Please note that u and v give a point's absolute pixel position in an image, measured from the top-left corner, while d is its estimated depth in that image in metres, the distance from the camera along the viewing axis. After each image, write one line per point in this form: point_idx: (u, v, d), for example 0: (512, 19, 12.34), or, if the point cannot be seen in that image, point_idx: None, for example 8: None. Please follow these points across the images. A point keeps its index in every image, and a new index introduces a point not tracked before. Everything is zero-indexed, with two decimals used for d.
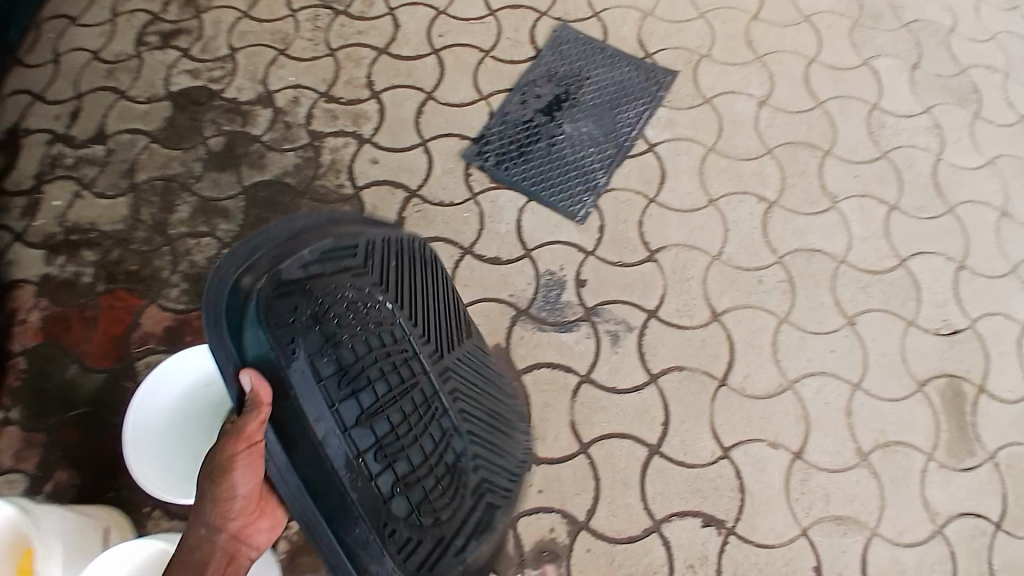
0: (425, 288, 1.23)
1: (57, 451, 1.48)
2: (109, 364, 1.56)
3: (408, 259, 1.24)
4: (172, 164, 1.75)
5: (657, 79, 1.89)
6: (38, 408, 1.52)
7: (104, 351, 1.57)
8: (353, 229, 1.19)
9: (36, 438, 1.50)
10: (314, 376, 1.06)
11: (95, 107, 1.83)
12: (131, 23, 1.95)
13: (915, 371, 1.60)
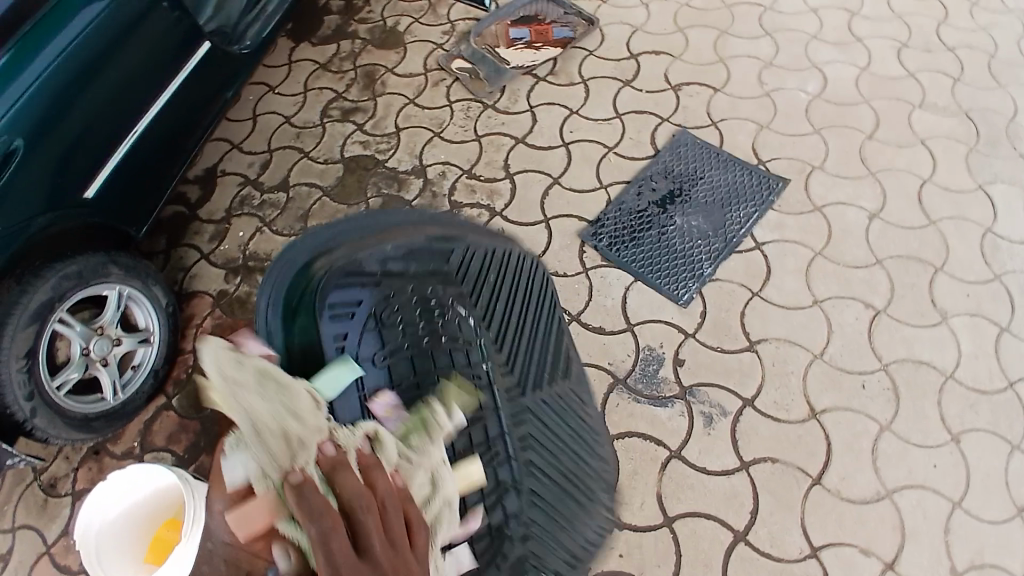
0: (512, 321, 1.15)
1: (208, 440, 1.75)
2: None
3: (501, 280, 1.18)
4: (337, 216, 2.09)
5: (770, 184, 2.02)
6: (200, 399, 1.81)
7: None
8: (454, 233, 1.17)
9: (192, 425, 1.78)
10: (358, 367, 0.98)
11: (283, 162, 2.23)
12: (320, 98, 2.39)
13: (1018, 497, 1.53)
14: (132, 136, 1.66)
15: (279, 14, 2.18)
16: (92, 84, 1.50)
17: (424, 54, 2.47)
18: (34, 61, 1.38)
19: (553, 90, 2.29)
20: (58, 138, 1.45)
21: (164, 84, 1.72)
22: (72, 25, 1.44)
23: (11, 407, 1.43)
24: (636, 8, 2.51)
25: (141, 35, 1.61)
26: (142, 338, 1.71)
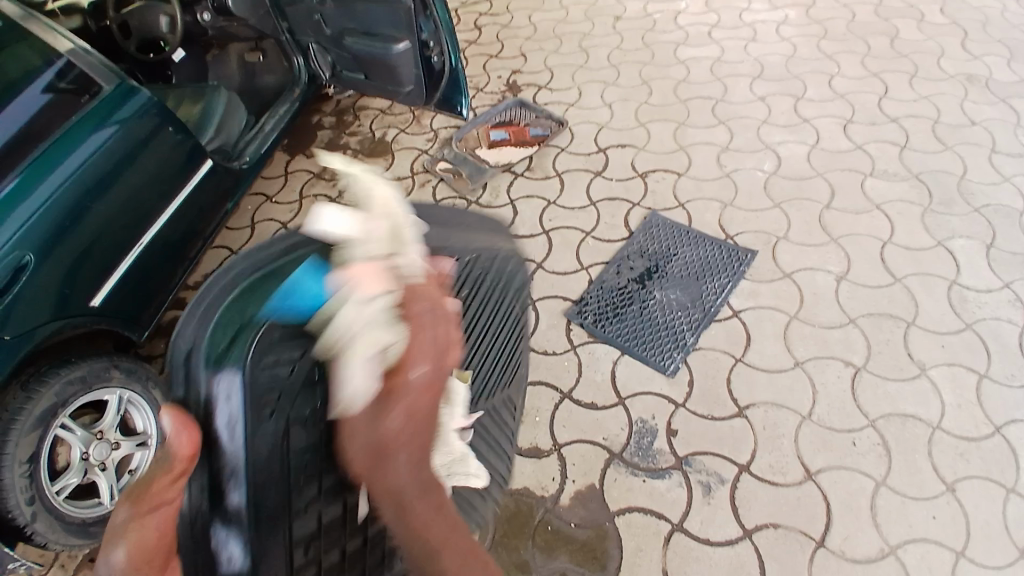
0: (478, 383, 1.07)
1: None
2: None
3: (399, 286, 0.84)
4: None
5: (740, 256, 2.14)
6: None
7: None
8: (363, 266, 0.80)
9: None
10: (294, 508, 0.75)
11: None
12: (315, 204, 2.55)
13: (1019, 540, 1.53)
14: (139, 245, 1.76)
15: (276, 131, 2.38)
16: (102, 196, 1.64)
17: (410, 160, 2.67)
18: (45, 184, 1.51)
19: (531, 183, 2.47)
20: (69, 246, 1.55)
21: (170, 194, 1.87)
22: (84, 144, 1.61)
23: (13, 513, 1.41)
24: (601, 107, 2.76)
25: (150, 152, 1.79)
26: (140, 441, 1.68)
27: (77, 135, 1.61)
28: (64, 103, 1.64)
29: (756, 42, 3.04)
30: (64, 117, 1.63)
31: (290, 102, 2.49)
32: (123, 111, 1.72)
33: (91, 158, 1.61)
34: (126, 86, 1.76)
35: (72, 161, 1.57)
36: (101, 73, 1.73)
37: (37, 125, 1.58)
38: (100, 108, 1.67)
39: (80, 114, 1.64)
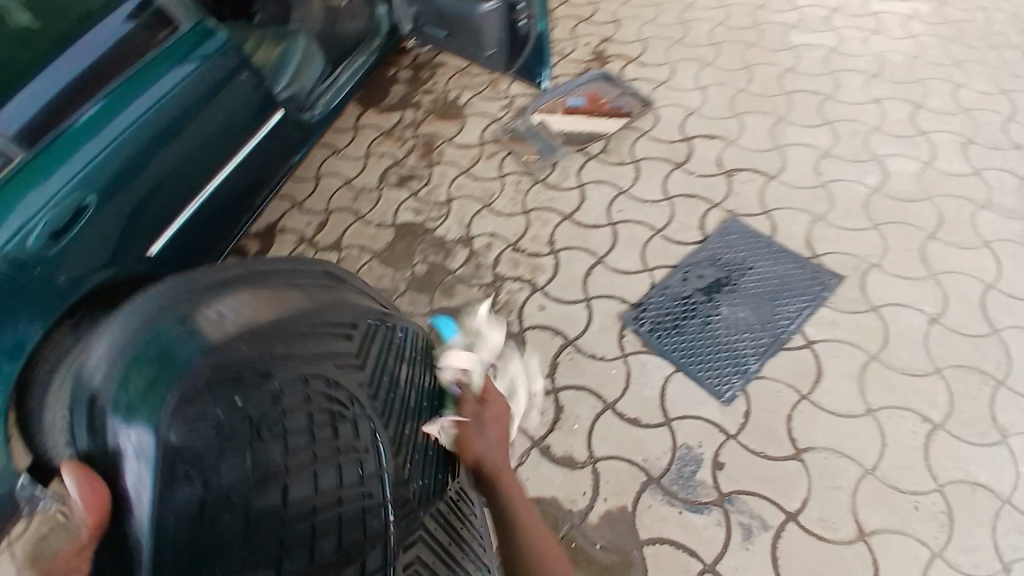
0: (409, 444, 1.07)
1: None
2: None
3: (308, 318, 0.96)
4: (383, 280, 2.16)
5: (822, 280, 1.95)
6: None
7: None
8: (263, 307, 0.92)
9: None
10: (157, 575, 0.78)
11: (340, 223, 2.34)
12: (379, 163, 2.51)
13: None
14: (202, 195, 1.76)
15: (350, 85, 2.33)
16: (170, 144, 1.62)
17: (481, 128, 2.56)
18: (112, 127, 1.50)
19: (604, 167, 2.32)
20: (132, 194, 1.55)
21: (238, 145, 1.84)
22: (156, 89, 1.58)
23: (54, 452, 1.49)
24: (693, 91, 2.54)
25: (222, 100, 1.75)
26: None
27: (149, 78, 1.58)
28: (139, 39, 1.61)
29: (879, 36, 2.71)
30: (137, 55, 1.60)
31: (366, 57, 2.42)
32: (199, 55, 1.67)
33: (162, 104, 1.59)
34: (203, 29, 1.71)
35: (143, 105, 1.55)
36: (181, 10, 1.67)
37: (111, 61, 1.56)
38: (175, 51, 1.63)
39: (155, 56, 1.61)
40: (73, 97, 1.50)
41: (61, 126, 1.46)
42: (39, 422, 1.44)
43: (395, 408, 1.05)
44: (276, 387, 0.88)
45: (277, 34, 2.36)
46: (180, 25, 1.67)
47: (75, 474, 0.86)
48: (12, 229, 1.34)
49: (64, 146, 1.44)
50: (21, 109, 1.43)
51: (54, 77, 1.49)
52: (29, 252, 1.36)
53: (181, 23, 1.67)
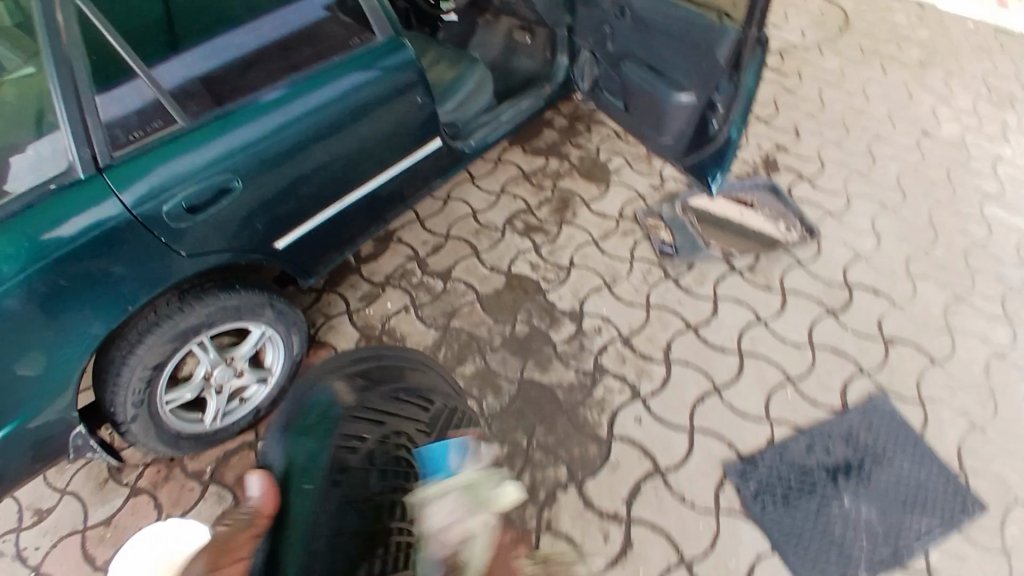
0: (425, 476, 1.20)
1: None
2: None
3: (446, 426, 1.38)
4: (481, 326, 2.04)
5: (967, 505, 1.67)
6: None
7: None
8: (398, 377, 1.45)
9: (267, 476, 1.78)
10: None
11: (455, 252, 2.25)
12: (511, 204, 2.41)
13: None
14: (340, 204, 1.75)
15: (507, 126, 2.28)
16: (325, 145, 1.62)
17: (624, 201, 2.42)
18: (274, 115, 1.50)
19: (746, 286, 2.12)
20: (275, 185, 1.54)
21: (388, 162, 1.83)
22: (329, 91, 1.59)
23: (117, 407, 1.48)
24: (863, 235, 2.31)
25: (386, 116, 1.74)
26: (258, 377, 1.77)
27: (328, 80, 1.59)
28: (332, 36, 1.63)
29: None
30: (328, 50, 1.61)
31: (534, 102, 2.36)
32: (380, 69, 1.68)
33: (329, 107, 1.59)
34: (390, 46, 1.72)
35: (312, 103, 1.56)
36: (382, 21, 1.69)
37: (298, 48, 1.57)
38: (359, 60, 1.65)
39: (340, 60, 1.62)
40: (258, 74, 1.50)
41: (232, 102, 1.46)
42: (117, 375, 1.46)
43: (423, 451, 1.23)
44: (383, 423, 1.28)
45: (458, 52, 2.31)
46: (372, 35, 1.69)
47: (258, 478, 1.11)
48: (153, 190, 1.33)
49: (225, 121, 1.43)
50: (190, 69, 1.42)
51: (234, 48, 1.49)
52: (160, 216, 1.35)
53: (374, 36, 1.69)
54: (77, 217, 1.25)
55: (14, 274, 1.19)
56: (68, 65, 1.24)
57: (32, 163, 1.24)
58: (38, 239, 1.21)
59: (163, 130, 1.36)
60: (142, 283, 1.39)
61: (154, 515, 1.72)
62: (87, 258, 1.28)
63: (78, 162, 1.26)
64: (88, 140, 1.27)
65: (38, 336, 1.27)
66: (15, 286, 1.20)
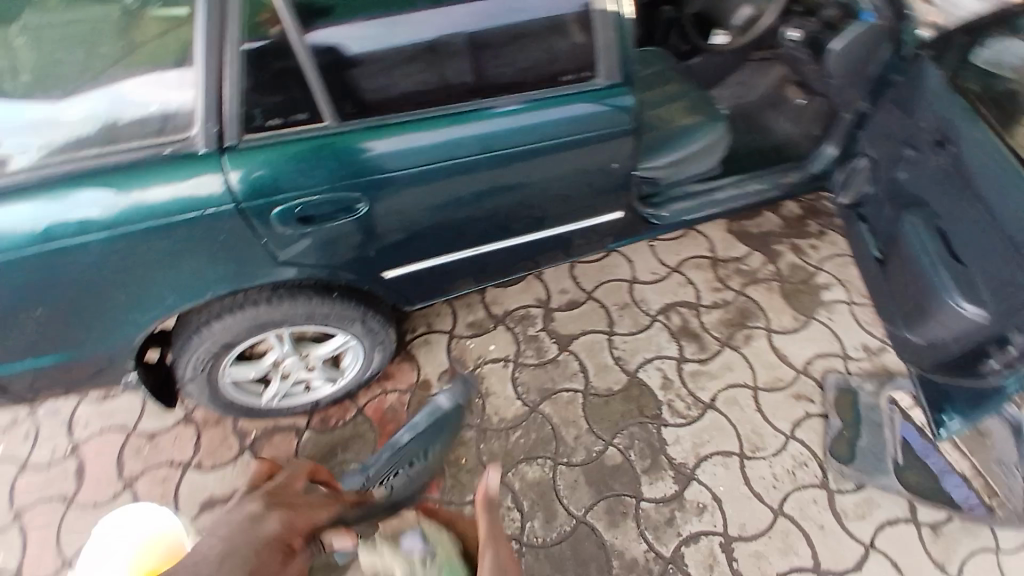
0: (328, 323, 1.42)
1: None
2: None
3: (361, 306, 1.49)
4: (571, 429, 1.70)
5: None
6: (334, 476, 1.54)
7: None
8: (358, 293, 1.46)
9: None
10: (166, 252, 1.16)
11: (589, 320, 1.93)
12: (677, 291, 2.00)
13: None
14: (474, 250, 1.51)
15: (720, 207, 1.82)
16: (486, 183, 1.36)
17: (815, 353, 1.90)
18: (437, 135, 1.24)
19: (912, 550, 1.55)
20: (407, 210, 1.31)
21: (546, 223, 1.55)
22: (514, 127, 1.31)
23: (178, 365, 1.38)
24: None
25: (563, 175, 1.45)
26: (328, 377, 1.63)
27: (519, 114, 1.30)
28: (544, 56, 1.28)
29: None
30: (529, 74, 1.29)
31: (768, 186, 1.88)
32: (583, 120, 1.36)
33: (505, 146, 1.32)
34: (611, 93, 1.37)
35: (489, 137, 1.29)
36: (611, 64, 1.34)
37: (499, 62, 1.25)
38: (565, 100, 1.33)
39: (543, 93, 1.31)
40: (436, 82, 1.22)
41: (400, 110, 1.21)
42: (186, 339, 1.34)
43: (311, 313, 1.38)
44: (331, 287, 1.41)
45: (700, 101, 1.92)
46: (589, 76, 1.34)
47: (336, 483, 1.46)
48: (272, 188, 1.14)
49: (379, 130, 1.20)
50: (435, 31, 1.18)
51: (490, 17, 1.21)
52: (267, 216, 1.17)
53: (597, 79, 1.35)
54: (200, 188, 1.10)
55: (97, 231, 1.07)
56: (221, 17, 1.04)
57: (154, 116, 1.08)
58: (157, 189, 1.08)
59: (304, 124, 1.15)
60: (234, 275, 1.24)
61: (189, 453, 1.69)
62: (187, 229, 1.13)
63: (201, 135, 1.08)
64: (219, 113, 1.08)
65: (122, 281, 1.16)
66: (96, 243, 1.08)
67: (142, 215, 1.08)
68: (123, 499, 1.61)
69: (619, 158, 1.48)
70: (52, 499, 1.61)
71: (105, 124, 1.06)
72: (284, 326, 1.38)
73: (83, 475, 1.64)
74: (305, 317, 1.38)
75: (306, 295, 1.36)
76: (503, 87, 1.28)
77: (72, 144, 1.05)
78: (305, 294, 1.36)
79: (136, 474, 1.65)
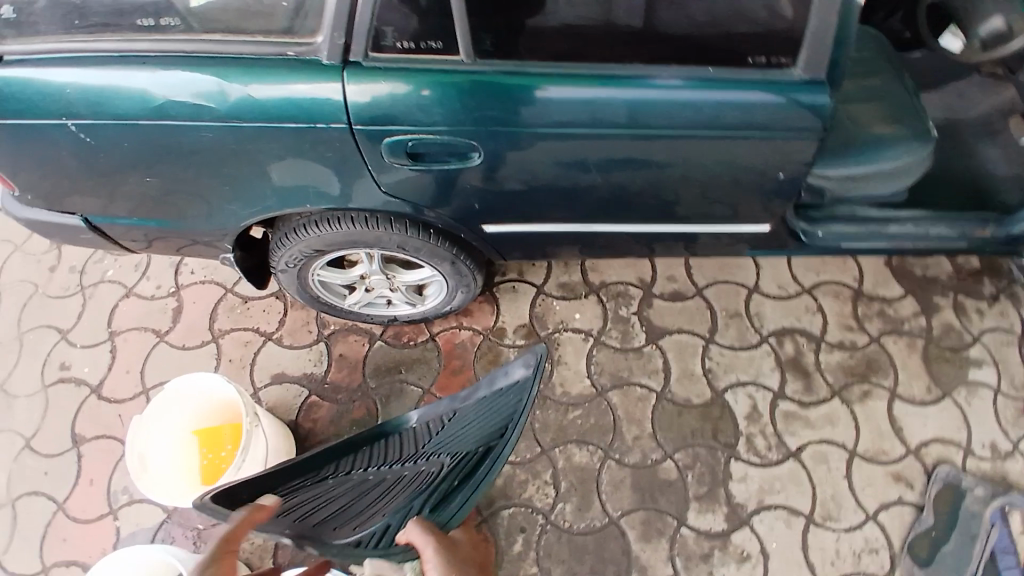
0: (419, 253, 1.40)
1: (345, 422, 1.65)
2: None
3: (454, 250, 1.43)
4: (633, 427, 1.60)
5: None
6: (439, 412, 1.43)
7: None
8: (455, 236, 1.40)
9: (355, 382, 1.70)
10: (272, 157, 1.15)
11: (689, 317, 1.76)
12: (800, 315, 1.75)
13: None
14: (585, 226, 1.38)
15: (891, 242, 1.55)
16: (620, 157, 1.19)
17: (934, 434, 1.63)
18: (575, 96, 1.08)
19: None
20: (527, 167, 1.19)
21: (675, 212, 1.36)
22: (665, 106, 1.11)
23: (274, 257, 1.43)
24: None
25: (712, 168, 1.23)
26: (409, 301, 1.63)
27: (675, 92, 1.09)
28: (722, 11, 1.05)
29: None
30: (695, 31, 1.06)
31: (956, 234, 1.55)
32: (753, 114, 1.12)
33: (650, 125, 1.13)
34: (798, 89, 1.10)
35: (632, 112, 1.11)
36: (818, 53, 1.07)
37: (664, 13, 1.05)
38: (737, 86, 1.09)
39: (714, 73, 1.09)
40: (587, 23, 1.05)
41: (540, 61, 1.07)
42: (286, 235, 1.37)
43: (404, 243, 1.36)
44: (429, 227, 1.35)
45: (914, 112, 1.54)
46: (784, 62, 1.08)
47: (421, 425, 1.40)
48: (387, 117, 1.07)
49: (512, 79, 1.07)
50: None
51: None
52: (378, 145, 1.12)
53: (786, 70, 1.09)
54: (296, 93, 1.05)
55: (209, 117, 1.08)
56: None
57: (285, 13, 1.03)
58: (259, 85, 1.04)
59: (434, 54, 1.04)
60: (326, 191, 1.22)
61: (272, 326, 1.79)
62: (278, 133, 1.10)
63: (326, 44, 1.03)
64: (348, 24, 1.01)
65: (215, 167, 1.18)
66: (206, 128, 1.10)
67: (239, 109, 1.07)
68: (209, 349, 1.78)
69: (787, 163, 1.22)
70: (143, 329, 1.83)
71: (235, 10, 1.04)
72: (377, 246, 1.38)
73: (182, 316, 1.82)
74: (398, 244, 1.37)
75: (402, 227, 1.32)
76: (660, 44, 1.07)
77: (198, 24, 1.05)
78: (401, 226, 1.33)
79: (223, 330, 1.79)
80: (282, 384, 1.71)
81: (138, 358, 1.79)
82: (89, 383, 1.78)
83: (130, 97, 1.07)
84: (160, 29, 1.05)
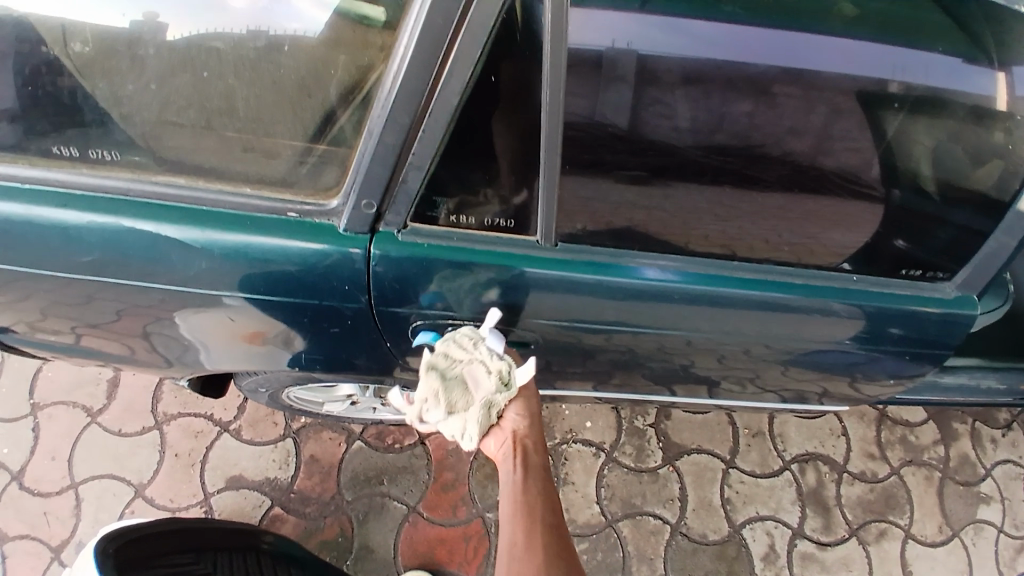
0: None
1: (316, 544, 1.41)
2: (403, 561, 1.41)
3: None
4: (643, 566, 1.45)
5: None
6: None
7: (419, 551, 1.42)
8: None
9: (328, 492, 1.45)
10: (245, 313, 0.85)
11: (710, 433, 1.59)
12: (824, 439, 1.62)
13: None
14: (642, 395, 1.18)
15: (938, 391, 1.39)
16: (698, 343, 0.96)
17: None
18: (572, 285, 0.84)
19: None
20: (585, 342, 0.95)
21: (740, 386, 1.14)
22: (691, 302, 0.88)
23: (243, 377, 1.14)
24: None
25: (805, 356, 1.01)
26: (400, 413, 1.36)
27: (677, 288, 0.87)
28: (702, 120, 0.73)
29: None
30: (681, 143, 0.75)
31: (1003, 387, 1.42)
32: (798, 317, 0.92)
33: (680, 320, 0.91)
34: (891, 300, 0.92)
35: (632, 307, 0.88)
36: (983, 272, 0.90)
37: (656, 121, 0.72)
38: (763, 286, 0.89)
39: (731, 268, 0.88)
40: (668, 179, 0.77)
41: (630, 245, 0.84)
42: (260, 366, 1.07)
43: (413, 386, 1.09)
44: None
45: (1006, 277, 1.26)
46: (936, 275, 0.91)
47: None
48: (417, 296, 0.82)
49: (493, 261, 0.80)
50: (605, 40, 0.64)
51: (682, 37, 0.66)
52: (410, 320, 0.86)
53: (902, 280, 0.91)
54: (284, 262, 0.77)
55: (164, 269, 0.79)
56: (441, 67, 0.64)
57: (286, 160, 0.74)
58: (228, 235, 0.76)
59: (510, 232, 0.79)
60: (319, 355, 0.94)
61: (230, 415, 1.50)
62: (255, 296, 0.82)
63: (348, 210, 0.74)
64: (386, 190, 0.72)
65: (164, 316, 0.89)
66: (163, 284, 0.81)
67: (203, 272, 0.79)
68: (151, 437, 1.47)
69: (888, 356, 1.01)
70: (71, 404, 1.49)
71: (212, 148, 0.75)
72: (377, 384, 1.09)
73: (117, 395, 1.50)
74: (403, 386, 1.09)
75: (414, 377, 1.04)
76: (633, 153, 0.74)
77: (152, 161, 0.75)
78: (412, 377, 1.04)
79: (170, 415, 1.49)
80: (240, 490, 1.44)
81: (64, 442, 1.46)
82: (9, 469, 1.44)
83: (43, 247, 0.78)
84: (89, 165, 0.75)
